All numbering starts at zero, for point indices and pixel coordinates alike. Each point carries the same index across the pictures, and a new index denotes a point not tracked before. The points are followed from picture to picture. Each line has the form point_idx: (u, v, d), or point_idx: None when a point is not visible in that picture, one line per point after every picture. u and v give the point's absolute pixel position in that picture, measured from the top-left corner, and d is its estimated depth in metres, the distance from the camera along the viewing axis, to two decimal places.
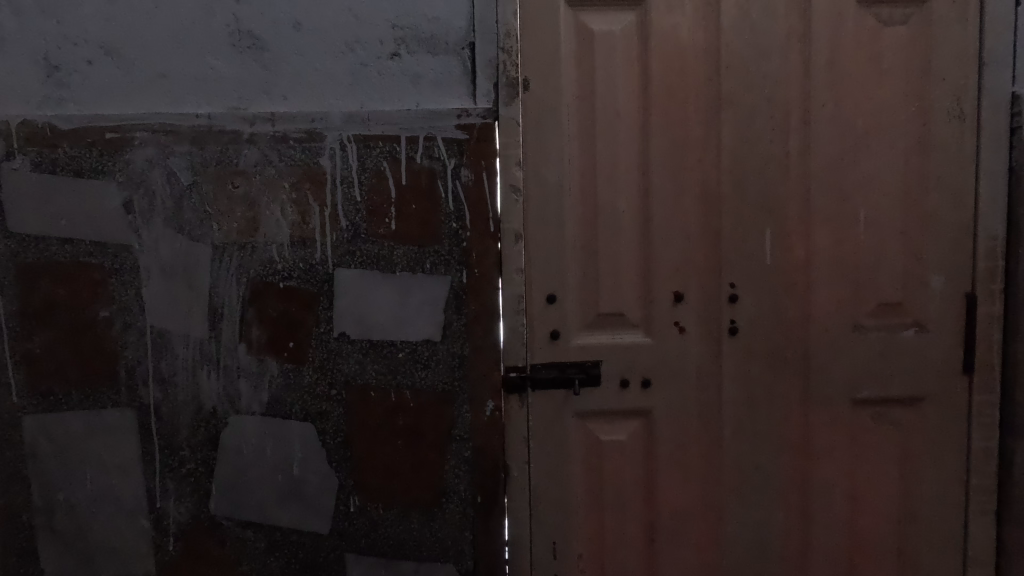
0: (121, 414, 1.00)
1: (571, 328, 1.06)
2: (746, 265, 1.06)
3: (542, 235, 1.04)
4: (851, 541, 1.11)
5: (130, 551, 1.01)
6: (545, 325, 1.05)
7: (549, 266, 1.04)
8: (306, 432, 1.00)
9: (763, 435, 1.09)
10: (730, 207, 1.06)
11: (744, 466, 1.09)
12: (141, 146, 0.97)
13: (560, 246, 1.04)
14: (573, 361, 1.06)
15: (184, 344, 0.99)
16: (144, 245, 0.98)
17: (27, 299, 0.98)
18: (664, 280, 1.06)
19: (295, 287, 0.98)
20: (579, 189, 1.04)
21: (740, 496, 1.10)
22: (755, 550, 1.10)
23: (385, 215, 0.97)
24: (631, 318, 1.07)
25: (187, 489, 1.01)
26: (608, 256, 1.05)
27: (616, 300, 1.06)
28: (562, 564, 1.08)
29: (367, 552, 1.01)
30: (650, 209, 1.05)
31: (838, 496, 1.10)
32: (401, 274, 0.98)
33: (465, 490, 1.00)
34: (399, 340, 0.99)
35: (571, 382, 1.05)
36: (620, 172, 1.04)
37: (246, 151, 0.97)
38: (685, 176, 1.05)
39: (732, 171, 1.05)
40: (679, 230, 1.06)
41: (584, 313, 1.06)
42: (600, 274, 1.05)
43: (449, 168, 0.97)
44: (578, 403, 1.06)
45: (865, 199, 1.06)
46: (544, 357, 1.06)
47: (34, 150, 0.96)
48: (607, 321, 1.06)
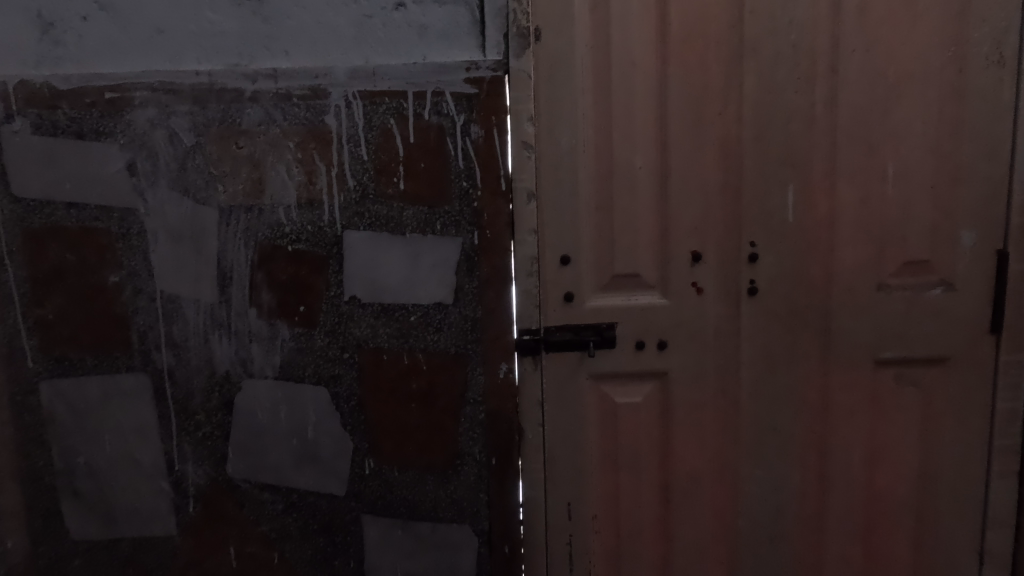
0: (135, 379, 1.00)
1: (586, 289, 1.04)
2: (766, 223, 1.02)
3: (555, 194, 1.01)
4: (868, 501, 1.10)
5: (152, 512, 1.03)
6: (558, 287, 1.03)
7: (562, 227, 1.01)
8: (319, 396, 1.00)
9: (781, 397, 1.07)
10: (751, 162, 1.01)
11: (761, 427, 1.08)
12: (142, 106, 0.94)
13: (573, 205, 1.01)
14: (587, 324, 1.04)
15: (195, 309, 0.98)
16: (150, 209, 0.96)
17: (36, 264, 0.97)
18: (682, 239, 1.03)
19: (304, 250, 0.96)
20: (593, 145, 1.00)
21: (757, 458, 1.08)
22: (771, 510, 1.10)
23: (393, 174, 0.95)
24: (647, 279, 1.04)
25: (204, 452, 1.02)
26: (623, 216, 1.02)
27: (632, 261, 1.03)
28: (577, 525, 1.08)
29: (383, 513, 1.02)
30: (667, 165, 1.01)
31: (857, 457, 1.09)
32: (411, 236, 0.96)
33: (480, 452, 1.00)
34: (411, 303, 0.97)
35: (585, 345, 1.04)
36: (636, 127, 1.00)
37: (249, 110, 0.94)
38: (704, 130, 1.00)
39: (754, 125, 1.00)
40: (698, 187, 1.02)
41: (599, 274, 1.03)
42: (615, 234, 1.02)
43: (458, 125, 0.94)
44: (593, 365, 1.05)
45: (894, 152, 1.01)
46: (558, 319, 1.04)
47: (33, 111, 0.94)
48: (622, 282, 1.04)
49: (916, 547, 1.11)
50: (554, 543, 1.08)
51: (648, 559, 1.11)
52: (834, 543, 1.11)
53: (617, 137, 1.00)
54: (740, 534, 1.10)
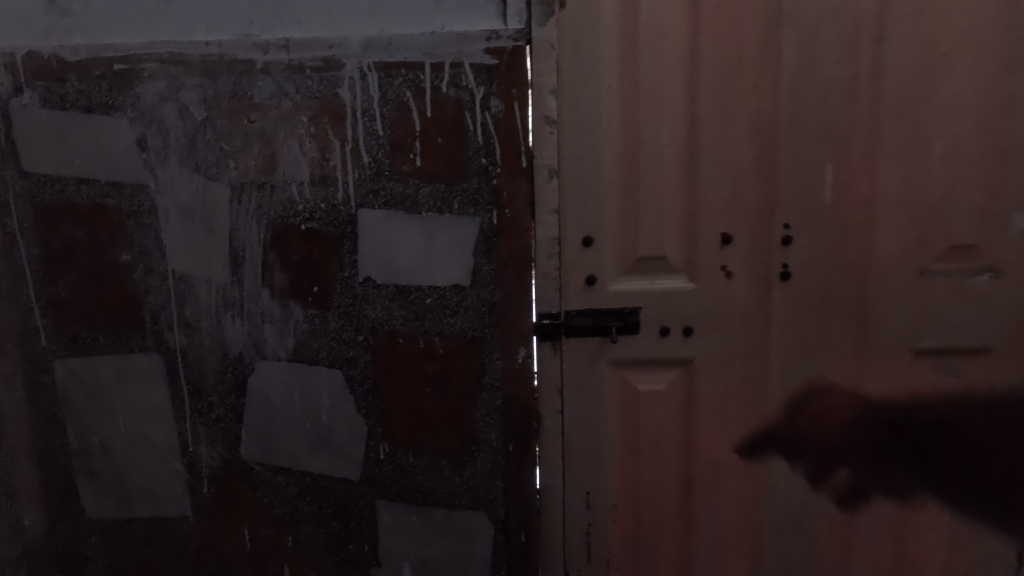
0: (148, 359, 0.99)
1: (609, 273, 0.99)
2: (801, 204, 0.97)
3: (577, 172, 0.96)
4: (901, 497, 1.06)
5: (166, 493, 1.02)
6: (580, 270, 0.99)
7: (585, 206, 0.97)
8: (333, 379, 0.97)
9: (812, 387, 1.02)
10: (787, 139, 0.96)
11: (790, 418, 1.03)
12: (151, 78, 0.91)
13: (597, 184, 0.97)
14: (610, 308, 1.00)
15: (207, 289, 0.96)
16: (160, 185, 0.93)
17: (48, 242, 0.96)
18: (710, 220, 0.98)
19: (317, 230, 0.93)
20: (618, 121, 0.95)
21: (785, 449, 1.04)
22: (798, 503, 1.06)
23: (409, 150, 0.91)
24: (672, 262, 0.99)
25: (217, 434, 1.00)
26: (649, 195, 0.97)
27: (657, 243, 0.98)
28: (595, 515, 1.05)
29: (397, 499, 1.00)
30: (697, 142, 0.96)
31: (891, 451, 1.04)
32: (427, 215, 0.92)
33: (496, 439, 0.97)
34: (427, 285, 0.94)
35: (607, 330, 1.00)
36: (665, 101, 0.95)
37: (260, 82, 0.90)
38: (737, 104, 0.95)
39: (791, 98, 0.95)
40: (729, 165, 0.96)
41: (622, 256, 0.99)
42: (641, 214, 0.98)
43: (477, 98, 0.89)
44: (615, 352, 1.01)
45: (942, 129, 0.95)
46: (579, 303, 1.00)
47: (41, 84, 0.91)
48: (646, 265, 0.99)
49: (951, 545, 1.07)
50: (571, 533, 1.05)
51: (669, 551, 1.07)
52: (863, 539, 1.07)
53: (644, 112, 0.95)
54: (765, 527, 1.06)
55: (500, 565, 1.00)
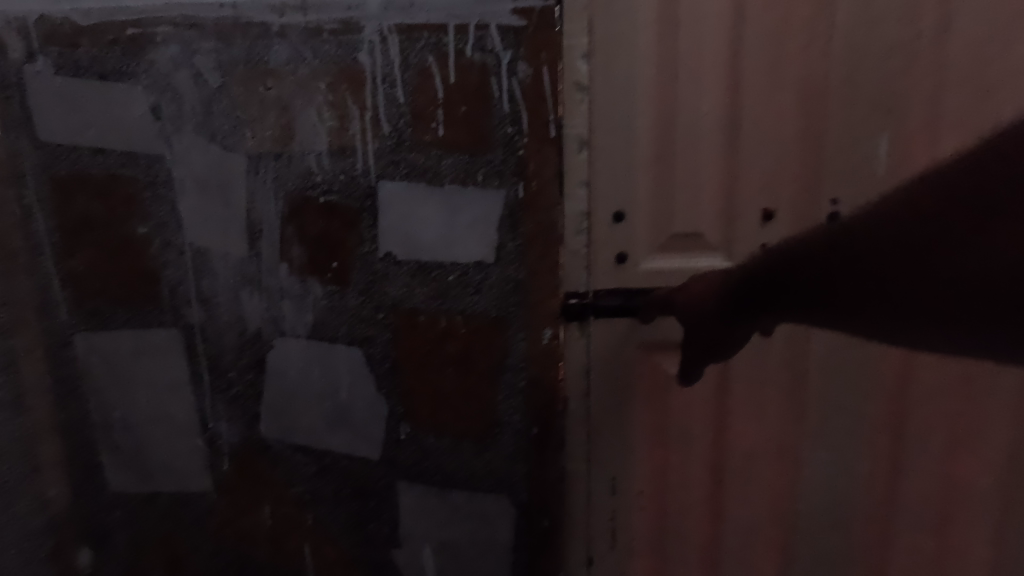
0: (167, 334, 0.97)
1: (640, 250, 0.94)
2: (850, 178, 0.90)
3: (609, 143, 0.90)
4: (946, 490, 1.00)
5: (187, 468, 1.02)
6: (610, 247, 0.94)
7: (616, 179, 0.92)
8: (353, 357, 0.95)
9: (855, 372, 0.96)
10: (839, 106, 0.88)
11: (830, 406, 0.98)
12: (165, 43, 0.87)
13: (630, 155, 0.91)
14: (641, 288, 0.95)
15: (224, 263, 0.94)
16: (176, 156, 0.91)
17: (65, 214, 0.94)
18: (751, 195, 0.92)
19: (335, 203, 0.90)
20: (654, 88, 0.89)
21: (823, 438, 0.99)
22: (835, 495, 1.01)
23: (431, 119, 0.86)
24: (708, 240, 0.94)
25: (237, 411, 0.99)
26: (686, 168, 0.91)
27: (693, 218, 0.93)
28: (621, 502, 1.01)
29: (418, 480, 0.97)
30: (740, 110, 0.89)
31: (937, 442, 0.98)
32: (450, 188, 0.88)
33: (520, 422, 0.94)
34: (449, 261, 0.90)
35: (638, 310, 0.95)
36: (705, 65, 0.88)
37: (276, 46, 0.86)
38: (785, 68, 0.88)
39: (847, 61, 0.87)
40: (774, 135, 0.90)
41: (656, 233, 0.94)
42: (676, 188, 0.92)
43: (504, 63, 0.84)
44: (645, 334, 0.96)
45: (1014, 94, 0.86)
46: (608, 282, 0.95)
47: (55, 50, 0.88)
48: (680, 243, 0.94)
49: (997, 541, 1.01)
50: (596, 521, 1.01)
51: (696, 539, 1.04)
52: (904, 533, 1.02)
53: (682, 77, 0.89)
54: (800, 519, 1.02)
55: (521, 551, 0.97)
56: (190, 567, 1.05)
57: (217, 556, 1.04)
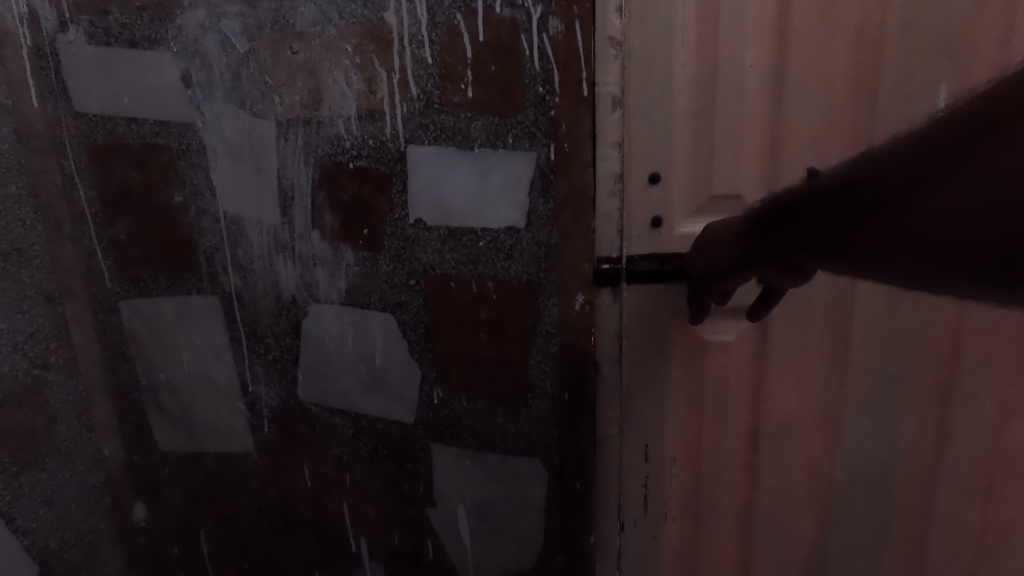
0: (206, 301, 0.99)
1: (677, 213, 0.92)
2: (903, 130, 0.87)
3: (645, 100, 0.88)
4: (994, 457, 0.97)
5: (230, 429, 1.06)
6: (645, 210, 0.92)
7: (652, 139, 0.89)
8: (386, 323, 0.95)
9: (901, 337, 0.93)
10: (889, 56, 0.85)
11: (874, 371, 0.95)
12: (192, 8, 0.87)
13: (668, 113, 0.88)
14: (676, 252, 0.93)
15: (258, 231, 0.95)
16: (207, 123, 0.91)
17: (105, 183, 0.96)
18: (792, 152, 0.90)
19: (365, 168, 0.89)
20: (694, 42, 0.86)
21: (864, 405, 0.97)
22: (876, 463, 0.99)
23: (460, 79, 0.84)
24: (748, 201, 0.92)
25: (275, 375, 1.02)
26: (727, 124, 0.89)
27: (732, 179, 0.91)
28: (654, 468, 1.01)
29: (452, 443, 0.99)
30: (788, 60, 0.86)
31: (987, 410, 0.95)
32: (480, 151, 0.86)
33: (552, 386, 0.94)
34: (479, 227, 0.89)
35: (674, 274, 0.93)
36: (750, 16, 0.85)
37: (302, 8, 0.84)
38: (835, 16, 0.84)
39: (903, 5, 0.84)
40: (823, 86, 0.87)
41: (694, 194, 0.92)
42: (716, 147, 0.90)
43: (534, 18, 0.80)
44: (681, 300, 0.94)
45: None
46: (644, 246, 0.93)
47: (86, 18, 0.89)
48: (719, 204, 0.92)
49: None
50: (630, 485, 1.02)
51: (731, 505, 1.04)
52: (947, 503, 1.00)
53: (723, 30, 0.86)
54: (839, 487, 1.01)
55: (554, 513, 0.99)
56: (237, 521, 1.10)
57: (261, 512, 1.09)
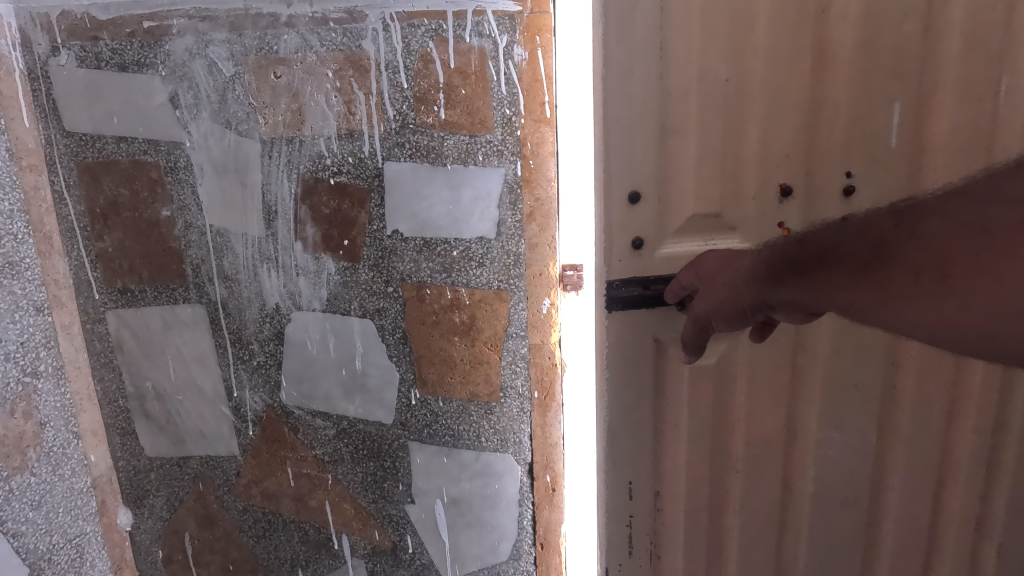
0: (193, 310, 1.04)
1: (658, 231, 1.01)
2: (865, 147, 0.98)
3: (624, 117, 0.95)
4: (943, 453, 1.16)
5: (215, 434, 1.10)
6: (626, 232, 1.00)
7: (631, 159, 0.97)
8: (366, 328, 1.01)
9: (863, 352, 1.08)
10: (840, 84, 0.96)
11: (844, 385, 1.11)
12: (180, 35, 0.92)
13: (646, 133, 0.96)
14: (659, 276, 1.02)
15: (243, 243, 1.00)
16: (195, 142, 0.97)
17: (93, 199, 1.00)
18: (759, 169, 0.99)
19: (346, 183, 0.96)
20: (675, 66, 0.94)
21: (832, 420, 1.13)
22: (845, 477, 1.16)
23: (433, 103, 0.91)
24: (723, 222, 1.02)
25: (259, 380, 1.07)
26: (699, 141, 0.97)
27: (707, 199, 1.00)
28: (638, 502, 1.15)
29: (429, 442, 1.05)
30: (750, 80, 0.95)
31: (935, 415, 1.13)
32: (452, 167, 0.93)
33: (522, 385, 1.01)
34: (454, 238, 0.96)
35: (654, 297, 1.03)
36: (719, 43, 0.93)
37: (286, 36, 0.91)
38: (783, 47, 0.94)
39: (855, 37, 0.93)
40: (790, 109, 0.97)
41: (668, 213, 1.01)
42: (687, 165, 0.99)
43: (501, 47, 0.88)
44: (661, 326, 1.04)
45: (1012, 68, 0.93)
46: (624, 269, 1.01)
47: (77, 43, 0.94)
48: (698, 224, 1.02)
49: (985, 496, 1.19)
50: (614, 482, 1.13)
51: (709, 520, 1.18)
52: (898, 498, 1.19)
53: (694, 56, 0.93)
54: (808, 498, 1.18)
55: (527, 505, 1.07)
56: (221, 523, 1.14)
57: (245, 513, 1.13)
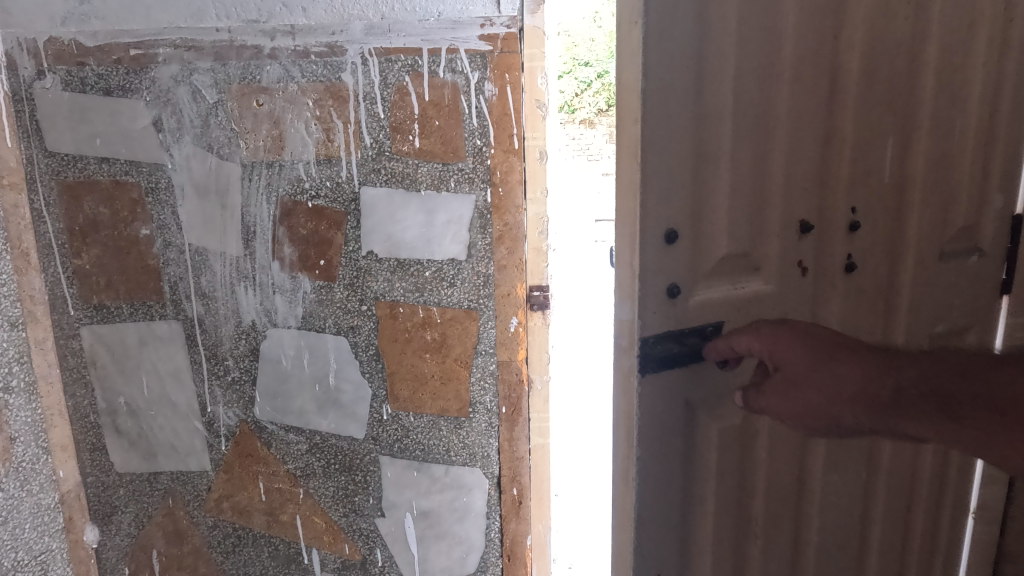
0: (169, 326, 1.06)
1: (691, 277, 0.68)
2: (868, 181, 0.78)
3: (665, 102, 0.62)
4: None
5: (187, 449, 1.12)
6: (660, 274, 0.66)
7: (671, 165, 0.64)
8: (340, 345, 1.05)
9: None
10: (835, 118, 0.75)
11: None
12: (166, 62, 0.97)
13: (679, 149, 0.65)
14: (692, 328, 0.69)
15: (221, 261, 1.03)
16: (176, 164, 1.00)
17: (72, 217, 1.03)
18: (789, 205, 0.73)
19: (323, 206, 1.00)
20: (718, 65, 0.66)
21: None
22: None
23: (408, 132, 0.97)
24: (767, 270, 0.74)
25: (233, 396, 1.09)
26: (751, 146, 0.69)
27: (748, 225, 0.71)
28: None
29: (400, 456, 1.09)
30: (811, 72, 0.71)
31: None
32: (425, 193, 0.99)
33: (491, 401, 1.06)
34: (426, 259, 1.01)
35: (689, 357, 0.69)
36: (749, 45, 0.67)
37: (268, 66, 0.96)
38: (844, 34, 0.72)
39: (844, 65, 0.73)
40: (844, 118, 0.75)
41: (702, 256, 0.69)
42: (723, 190, 0.69)
43: (473, 83, 0.94)
44: (701, 399, 0.71)
45: None
46: (659, 323, 0.66)
47: (63, 67, 0.97)
48: (733, 259, 0.71)
49: None
50: None
51: None
52: None
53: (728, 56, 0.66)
54: None
55: (494, 518, 1.11)
56: (191, 539, 1.15)
57: (215, 528, 1.14)
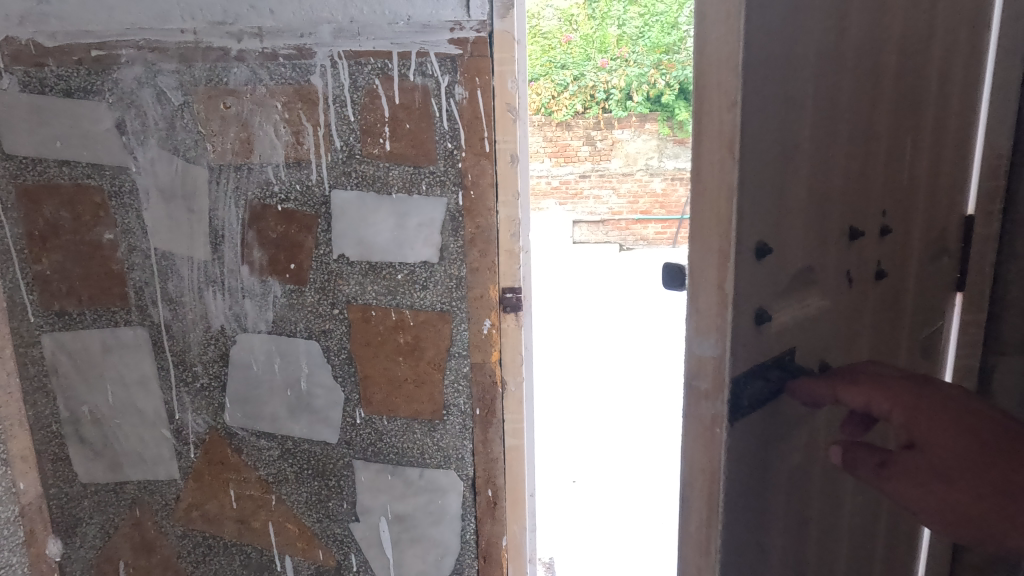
0: (134, 332, 1.04)
1: (771, 297, 0.53)
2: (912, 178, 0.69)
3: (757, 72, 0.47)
4: None
5: (155, 457, 1.09)
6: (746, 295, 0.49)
7: (759, 155, 0.48)
8: (312, 350, 1.04)
9: None
10: (889, 109, 0.63)
11: None
12: (129, 64, 0.95)
13: (767, 133, 0.49)
14: (772, 357, 0.54)
15: (189, 266, 1.02)
16: (141, 167, 0.98)
17: (31, 221, 1.00)
18: (848, 210, 0.61)
19: (293, 210, 0.99)
20: (800, 29, 0.51)
21: None
22: None
23: (379, 135, 0.97)
24: (826, 279, 0.60)
25: (202, 402, 1.07)
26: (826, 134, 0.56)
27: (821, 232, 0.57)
28: None
29: (374, 459, 1.08)
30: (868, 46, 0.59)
31: None
32: (397, 196, 0.99)
33: (464, 403, 1.06)
34: (398, 262, 1.01)
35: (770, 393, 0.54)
36: (825, 15, 0.53)
37: (235, 69, 0.95)
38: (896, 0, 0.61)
39: (899, 50, 0.62)
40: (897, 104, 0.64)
41: (779, 270, 0.53)
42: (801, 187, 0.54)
43: (443, 86, 0.94)
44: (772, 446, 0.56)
45: None
46: (743, 358, 0.50)
47: (21, 68, 0.95)
48: (804, 273, 0.57)
49: None
50: None
51: None
52: None
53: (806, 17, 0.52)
54: None
55: (469, 520, 1.11)
56: (160, 549, 1.13)
57: (185, 538, 1.12)
